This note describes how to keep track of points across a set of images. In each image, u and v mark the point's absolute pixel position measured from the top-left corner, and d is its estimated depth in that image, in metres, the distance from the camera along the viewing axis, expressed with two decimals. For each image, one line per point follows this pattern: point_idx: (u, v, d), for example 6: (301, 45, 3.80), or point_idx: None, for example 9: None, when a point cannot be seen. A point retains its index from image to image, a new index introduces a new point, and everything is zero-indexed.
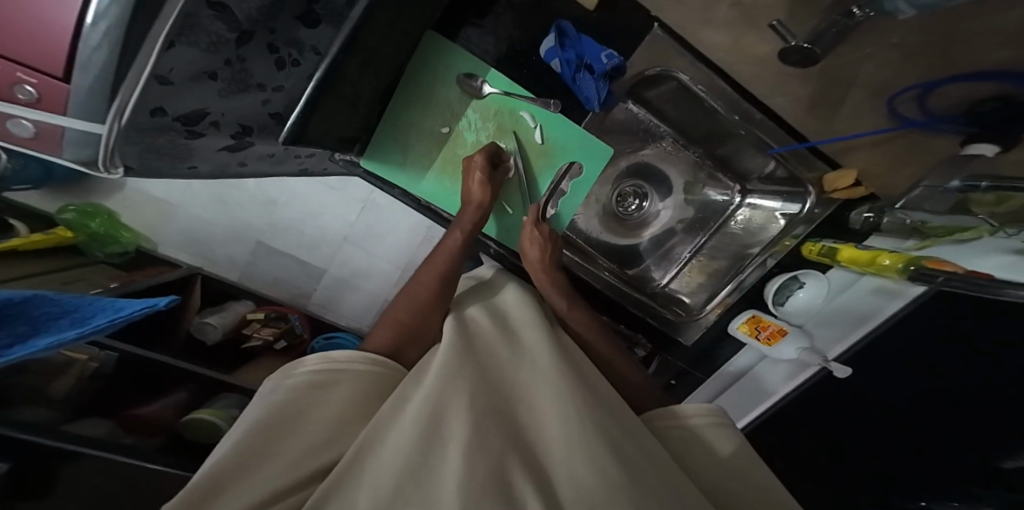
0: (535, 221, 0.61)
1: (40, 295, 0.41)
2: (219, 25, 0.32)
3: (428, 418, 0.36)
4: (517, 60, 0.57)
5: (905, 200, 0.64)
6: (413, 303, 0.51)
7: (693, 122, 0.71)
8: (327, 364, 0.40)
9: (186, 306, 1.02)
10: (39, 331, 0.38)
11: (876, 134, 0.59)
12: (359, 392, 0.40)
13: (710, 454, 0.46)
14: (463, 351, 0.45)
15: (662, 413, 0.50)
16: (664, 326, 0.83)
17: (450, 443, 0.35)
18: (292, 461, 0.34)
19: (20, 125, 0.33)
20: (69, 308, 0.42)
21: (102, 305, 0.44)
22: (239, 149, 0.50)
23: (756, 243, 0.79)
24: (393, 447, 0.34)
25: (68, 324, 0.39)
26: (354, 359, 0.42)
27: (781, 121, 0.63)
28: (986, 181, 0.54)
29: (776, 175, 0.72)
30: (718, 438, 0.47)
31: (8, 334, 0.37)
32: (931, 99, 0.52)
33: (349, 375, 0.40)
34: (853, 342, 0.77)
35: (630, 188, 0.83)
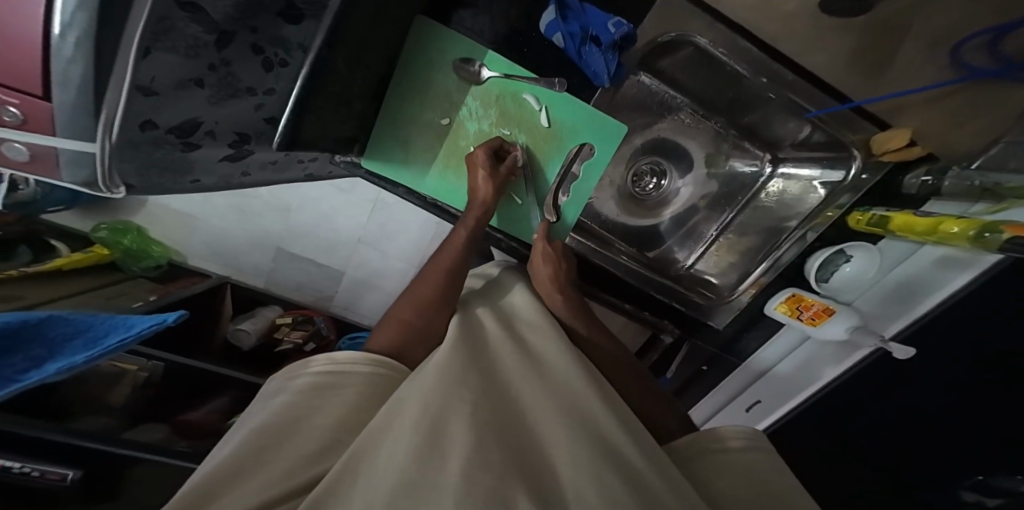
0: (545, 238, 0.59)
1: (56, 314, 0.40)
2: (196, 28, 0.30)
3: (428, 426, 0.34)
4: (516, 39, 0.53)
5: (984, 158, 0.56)
6: (419, 303, 0.50)
7: (715, 89, 0.65)
8: (332, 366, 0.39)
9: (221, 315, 1.07)
10: (54, 355, 0.37)
11: (930, 90, 0.53)
12: (359, 395, 0.38)
13: (734, 476, 0.42)
14: (464, 359, 0.43)
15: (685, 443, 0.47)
16: (692, 310, 0.77)
17: (450, 452, 0.33)
18: (288, 467, 0.32)
19: (17, 149, 0.33)
20: (82, 326, 0.40)
21: (113, 321, 0.42)
22: (240, 158, 0.49)
23: (794, 215, 0.72)
24: (390, 452, 0.32)
25: (81, 346, 0.38)
26: (358, 360, 0.40)
27: (817, 81, 0.57)
28: None
29: (811, 139, 0.66)
30: (748, 462, 0.43)
31: (23, 359, 0.35)
32: (1004, 43, 0.47)
33: (352, 378, 0.39)
34: (915, 317, 0.63)
35: (646, 165, 0.78)
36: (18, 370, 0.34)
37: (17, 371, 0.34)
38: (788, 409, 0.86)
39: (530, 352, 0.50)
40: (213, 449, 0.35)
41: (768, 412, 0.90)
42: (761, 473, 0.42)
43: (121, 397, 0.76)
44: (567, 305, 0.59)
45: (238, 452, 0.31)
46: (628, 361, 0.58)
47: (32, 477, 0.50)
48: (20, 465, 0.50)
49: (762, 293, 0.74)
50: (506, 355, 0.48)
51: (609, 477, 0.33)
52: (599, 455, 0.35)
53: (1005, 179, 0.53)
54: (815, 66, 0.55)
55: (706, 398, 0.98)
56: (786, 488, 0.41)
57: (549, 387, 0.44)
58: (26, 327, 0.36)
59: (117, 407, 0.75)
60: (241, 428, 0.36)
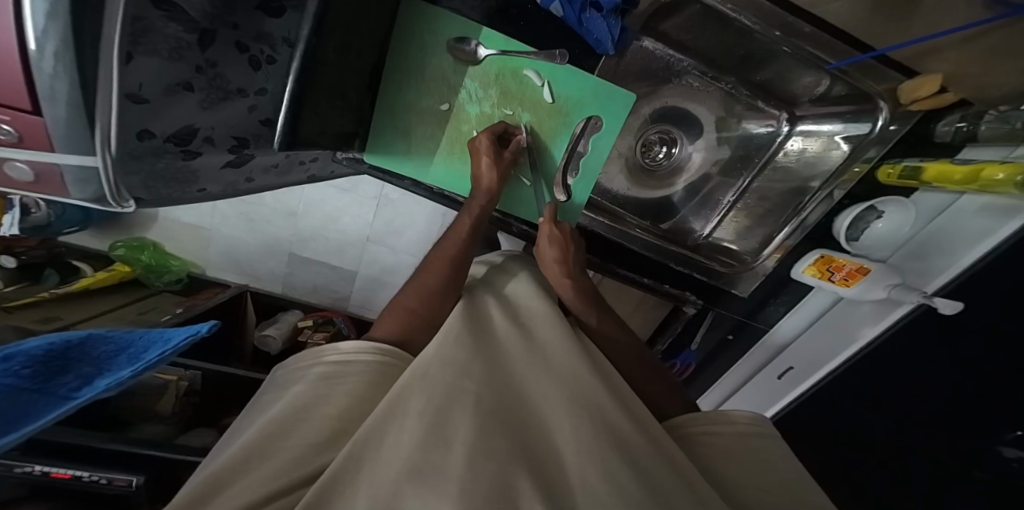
0: (551, 219, 0.55)
1: (94, 335, 0.42)
2: (174, 27, 0.29)
3: (433, 417, 0.33)
4: (509, 12, 0.51)
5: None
6: (426, 292, 0.48)
7: (724, 48, 0.61)
8: (337, 357, 0.37)
9: (245, 322, 1.10)
10: (102, 371, 0.38)
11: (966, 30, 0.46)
12: (364, 384, 0.37)
13: (734, 461, 0.43)
14: (471, 345, 0.42)
15: (681, 421, 0.48)
16: (716, 280, 0.74)
17: (454, 443, 0.31)
18: (298, 457, 0.31)
19: (20, 169, 0.32)
20: (125, 343, 0.43)
21: (153, 335, 0.44)
22: (242, 164, 0.48)
23: (817, 175, 0.68)
24: (395, 447, 0.31)
25: (125, 362, 0.40)
26: (361, 350, 0.39)
27: (836, 31, 0.52)
28: None
29: (831, 93, 0.61)
30: (744, 445, 0.44)
31: (76, 378, 0.37)
32: None
33: (357, 367, 0.37)
34: (958, 270, 0.56)
35: (655, 135, 0.75)
36: (72, 387, 0.36)
37: (73, 388, 0.36)
38: (816, 380, 0.79)
39: (537, 337, 0.48)
40: (224, 445, 0.35)
41: (797, 382, 0.83)
42: (754, 451, 0.43)
43: (169, 405, 0.80)
44: (575, 290, 0.56)
45: (244, 446, 0.31)
46: (640, 348, 0.57)
47: (102, 483, 0.58)
48: (89, 473, 0.58)
49: (787, 256, 0.71)
50: (511, 337, 0.47)
51: (618, 467, 0.32)
52: (606, 446, 0.34)
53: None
54: (832, 15, 0.50)
55: (731, 371, 0.95)
56: (789, 477, 0.41)
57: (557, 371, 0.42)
58: (72, 349, 0.40)
59: (168, 415, 0.80)
60: (254, 419, 0.36)
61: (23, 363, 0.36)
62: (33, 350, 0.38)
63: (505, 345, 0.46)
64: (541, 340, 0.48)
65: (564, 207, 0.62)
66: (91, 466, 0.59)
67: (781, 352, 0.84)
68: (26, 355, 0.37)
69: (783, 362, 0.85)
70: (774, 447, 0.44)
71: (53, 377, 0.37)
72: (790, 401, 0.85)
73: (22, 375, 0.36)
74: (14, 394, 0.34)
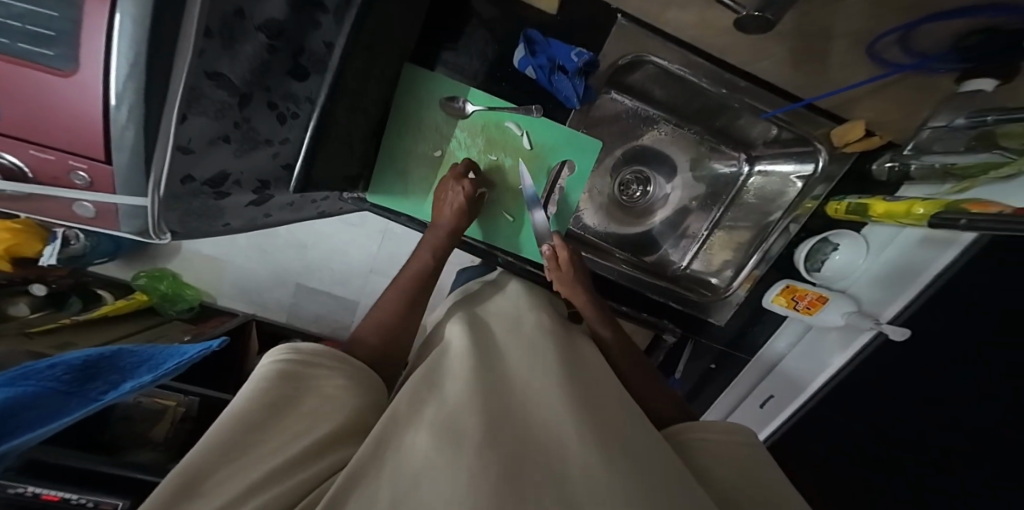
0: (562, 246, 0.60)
1: (122, 350, 0.49)
2: (221, 92, 0.37)
3: (443, 421, 0.36)
4: (493, 74, 0.60)
5: (915, 142, 0.58)
6: (389, 321, 0.54)
7: (683, 99, 0.69)
8: (300, 357, 0.41)
9: (248, 351, 1.13)
10: (126, 378, 0.44)
11: (869, 83, 0.54)
12: (332, 386, 0.41)
13: (724, 461, 0.45)
14: (475, 361, 0.46)
15: (676, 428, 0.50)
16: (691, 308, 0.77)
17: (463, 439, 0.33)
18: (274, 451, 0.33)
19: (85, 207, 0.39)
20: (146, 357, 0.49)
21: (171, 352, 0.51)
22: (262, 202, 0.56)
23: (777, 208, 0.73)
24: (408, 451, 0.33)
25: (145, 370, 0.46)
26: (322, 354, 0.42)
27: (771, 84, 0.59)
28: (993, 114, 0.49)
29: (782, 137, 0.67)
30: (734, 452, 0.46)
31: (104, 383, 0.43)
32: (914, 41, 0.48)
33: (320, 371, 0.41)
34: (909, 298, 0.61)
35: (630, 175, 0.82)
36: (100, 391, 0.42)
37: (101, 391, 0.42)
38: (798, 406, 0.82)
39: (535, 343, 0.52)
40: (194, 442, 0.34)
41: (778, 410, 0.86)
42: (744, 459, 0.45)
43: (163, 430, 0.84)
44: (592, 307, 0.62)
45: (232, 427, 0.33)
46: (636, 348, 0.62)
47: (88, 506, 0.62)
48: (76, 496, 0.61)
49: (757, 285, 0.75)
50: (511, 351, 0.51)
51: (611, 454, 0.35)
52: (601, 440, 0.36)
53: (954, 159, 0.54)
54: (764, 72, 0.57)
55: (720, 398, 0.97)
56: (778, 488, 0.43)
57: (555, 374, 0.45)
58: (103, 359, 0.46)
59: (159, 442, 0.82)
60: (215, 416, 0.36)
61: (65, 369, 0.42)
62: (71, 360, 0.43)
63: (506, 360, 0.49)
64: (541, 348, 0.51)
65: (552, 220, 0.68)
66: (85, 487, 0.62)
67: (761, 380, 0.88)
68: (66, 363, 0.43)
69: (766, 390, 0.87)
70: (764, 464, 0.45)
71: (86, 382, 0.42)
72: (777, 426, 0.87)
73: (61, 379, 0.41)
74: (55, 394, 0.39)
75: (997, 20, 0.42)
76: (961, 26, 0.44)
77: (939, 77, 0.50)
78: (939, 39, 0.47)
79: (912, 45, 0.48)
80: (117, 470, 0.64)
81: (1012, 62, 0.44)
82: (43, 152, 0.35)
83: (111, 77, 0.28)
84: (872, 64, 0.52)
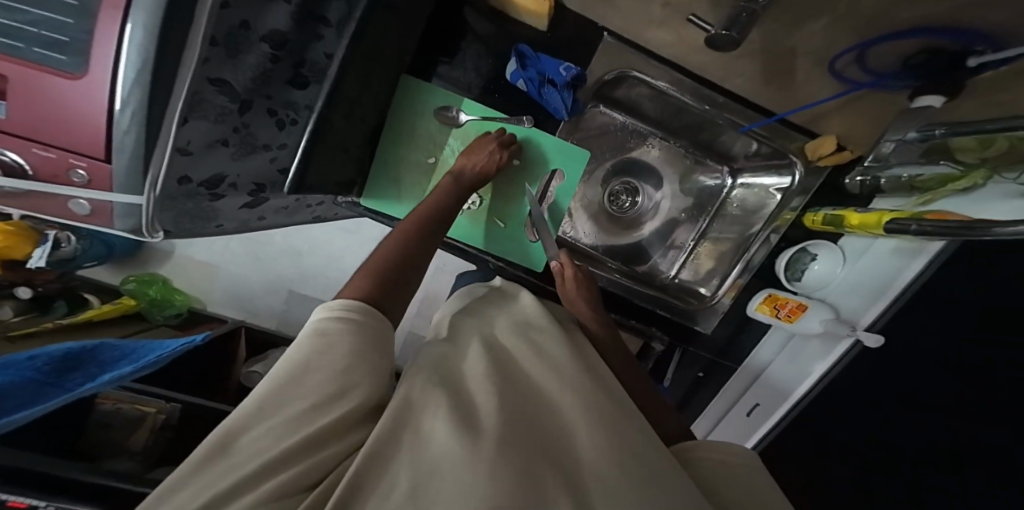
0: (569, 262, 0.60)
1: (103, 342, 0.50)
2: (222, 98, 0.39)
3: (458, 411, 0.29)
4: (485, 86, 0.63)
5: (876, 155, 0.61)
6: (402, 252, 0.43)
7: (669, 114, 0.72)
8: (345, 315, 0.32)
9: (235, 358, 1.12)
10: (107, 368, 0.46)
11: (837, 98, 0.59)
12: (373, 349, 0.31)
13: (737, 482, 0.35)
14: (494, 360, 0.39)
15: (681, 444, 0.41)
16: (678, 315, 0.78)
17: (482, 437, 0.27)
18: (286, 428, 0.25)
19: (82, 205, 0.40)
20: (126, 350, 0.51)
21: (150, 346, 0.52)
22: (257, 205, 0.57)
23: (757, 220, 0.75)
24: (412, 449, 0.26)
25: (126, 361, 0.48)
26: (370, 313, 0.33)
27: (746, 101, 0.63)
28: (941, 129, 0.53)
29: (762, 151, 0.70)
30: (745, 472, 0.36)
31: (83, 374, 0.44)
32: (870, 59, 0.53)
33: (365, 330, 0.32)
34: (888, 303, 0.64)
35: (619, 186, 0.84)
36: (79, 382, 0.42)
37: (79, 382, 0.42)
38: (784, 412, 0.82)
39: (547, 336, 0.45)
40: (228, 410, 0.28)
41: (763, 418, 0.86)
42: (755, 481, 0.36)
43: (142, 439, 0.81)
44: (590, 308, 0.59)
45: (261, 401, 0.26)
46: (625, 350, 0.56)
47: None
48: (45, 503, 0.54)
49: (741, 294, 0.76)
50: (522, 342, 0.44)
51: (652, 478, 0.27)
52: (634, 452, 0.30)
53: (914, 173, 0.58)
54: (737, 88, 0.61)
55: (708, 407, 0.92)
56: None
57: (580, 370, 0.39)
58: (85, 352, 0.47)
59: (138, 450, 0.78)
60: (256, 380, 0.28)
61: (45, 360, 0.42)
62: (53, 352, 0.44)
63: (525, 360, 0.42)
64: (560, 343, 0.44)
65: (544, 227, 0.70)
66: (45, 492, 0.55)
67: (746, 389, 0.86)
68: (47, 355, 0.43)
69: (751, 398, 0.86)
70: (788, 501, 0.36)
71: (65, 372, 0.43)
72: (765, 433, 0.86)
73: (41, 370, 0.41)
74: (34, 384, 0.39)
75: (938, 42, 0.48)
76: (908, 48, 0.50)
77: (896, 92, 0.56)
78: (889, 59, 0.53)
79: (868, 63, 0.54)
80: (88, 477, 0.57)
81: (955, 81, 0.50)
82: (46, 150, 0.35)
83: (118, 81, 0.29)
84: (836, 81, 0.57)
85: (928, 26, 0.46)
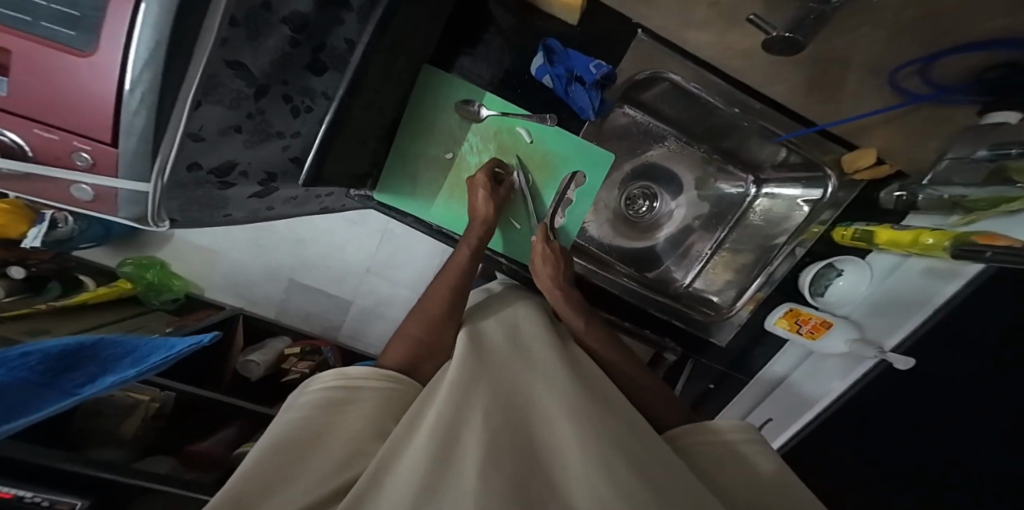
0: (545, 238, 0.61)
1: (104, 338, 0.47)
2: (239, 82, 0.36)
3: (444, 429, 0.36)
4: (510, 81, 0.60)
5: (933, 174, 0.59)
6: (429, 321, 0.54)
7: (694, 119, 0.70)
8: (343, 380, 0.42)
9: (233, 346, 1.09)
10: (107, 370, 0.43)
11: (890, 111, 0.54)
12: (374, 408, 0.42)
13: (720, 466, 0.45)
14: (473, 370, 0.45)
15: (673, 432, 0.51)
16: (692, 326, 0.77)
17: (463, 458, 0.34)
18: (319, 473, 0.35)
19: (84, 190, 0.37)
20: (130, 348, 0.48)
21: (157, 343, 0.50)
22: (266, 195, 0.55)
23: (783, 232, 0.73)
24: (412, 460, 0.34)
25: (129, 363, 0.45)
26: (367, 377, 0.43)
27: (783, 108, 0.61)
28: (1016, 147, 0.48)
29: (789, 161, 0.68)
30: (734, 452, 0.46)
31: (82, 374, 0.42)
32: (937, 71, 0.48)
33: (363, 394, 0.42)
34: (911, 329, 0.62)
35: (637, 190, 0.83)
36: (76, 384, 0.40)
37: (77, 384, 0.40)
38: (794, 432, 0.84)
39: (534, 356, 0.52)
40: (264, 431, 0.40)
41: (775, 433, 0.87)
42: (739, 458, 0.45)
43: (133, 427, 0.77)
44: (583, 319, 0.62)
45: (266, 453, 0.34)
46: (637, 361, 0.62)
47: (42, 506, 0.52)
48: (32, 494, 0.51)
49: (759, 307, 0.75)
50: (514, 359, 0.51)
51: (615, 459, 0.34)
52: (601, 448, 0.36)
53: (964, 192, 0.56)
54: (778, 95, 0.58)
55: None
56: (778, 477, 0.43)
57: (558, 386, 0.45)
58: (87, 348, 0.44)
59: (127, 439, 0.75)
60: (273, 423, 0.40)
61: (38, 357, 0.40)
62: (48, 349, 0.41)
63: (510, 370, 0.49)
64: (539, 362, 0.51)
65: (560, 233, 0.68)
66: (38, 484, 0.52)
67: (757, 405, 0.89)
68: (44, 352, 0.41)
69: (762, 414, 0.89)
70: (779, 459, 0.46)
71: (62, 372, 0.41)
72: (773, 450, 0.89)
73: (35, 368, 0.38)
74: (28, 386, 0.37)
75: (1016, 53, 0.43)
76: (976, 59, 0.45)
77: (963, 107, 0.50)
78: (959, 72, 0.48)
79: (934, 75, 0.49)
80: (79, 468, 0.54)
81: None
82: (48, 131, 0.33)
83: (129, 58, 0.27)
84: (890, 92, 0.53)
85: (1007, 38, 0.42)
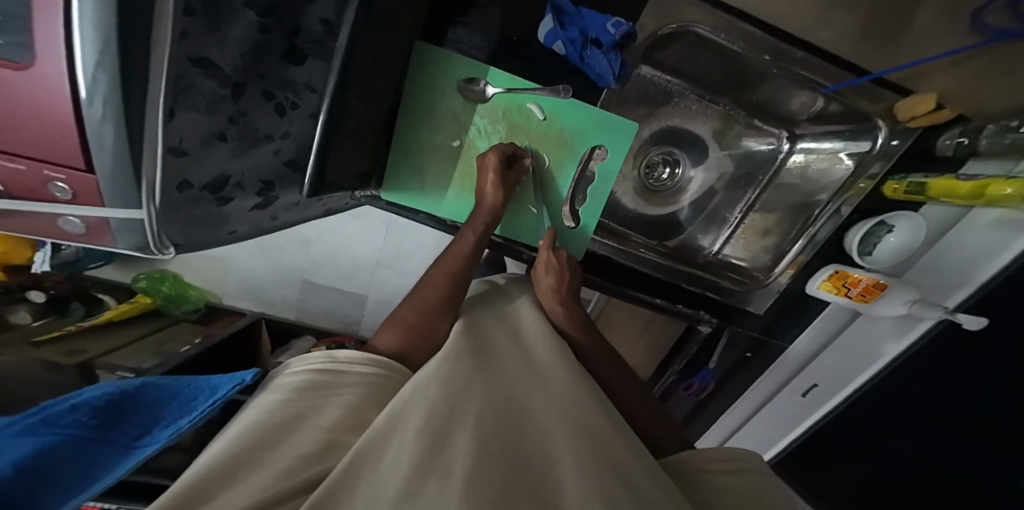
0: (550, 246, 0.57)
1: (145, 384, 0.43)
2: (211, 82, 0.32)
3: (433, 435, 0.32)
4: (514, 51, 0.54)
5: None
6: (427, 311, 0.50)
7: (719, 73, 0.63)
8: (328, 364, 0.39)
9: (260, 350, 1.11)
10: (156, 422, 0.40)
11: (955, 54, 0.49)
12: (357, 396, 0.38)
13: (723, 491, 0.41)
14: (469, 365, 0.42)
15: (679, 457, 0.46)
16: (728, 298, 0.74)
17: (452, 465, 0.30)
18: (287, 462, 0.31)
19: (73, 222, 0.35)
20: (172, 390, 0.44)
21: (200, 382, 0.46)
22: (268, 205, 0.51)
23: (824, 188, 0.67)
24: (391, 469, 0.30)
25: (177, 411, 0.42)
26: (355, 361, 0.41)
27: (827, 56, 0.54)
28: None
29: (828, 110, 0.61)
30: (741, 482, 0.42)
31: (135, 426, 0.39)
32: None
33: (349, 379, 0.39)
34: (979, 284, 0.57)
35: (658, 156, 0.76)
36: (133, 436, 0.38)
37: (134, 437, 0.38)
38: (843, 396, 0.80)
39: (534, 358, 0.49)
40: (235, 418, 0.37)
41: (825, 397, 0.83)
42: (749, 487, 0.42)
43: None
44: (567, 314, 0.57)
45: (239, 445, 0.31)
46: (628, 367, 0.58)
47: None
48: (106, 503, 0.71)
49: (801, 273, 0.71)
50: (512, 360, 0.47)
51: (609, 480, 0.32)
52: (601, 471, 0.33)
53: None
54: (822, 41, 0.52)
55: (756, 387, 0.91)
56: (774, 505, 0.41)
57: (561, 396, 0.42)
58: (128, 397, 0.40)
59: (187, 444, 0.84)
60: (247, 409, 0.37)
61: (88, 412, 0.36)
62: (95, 398, 0.37)
63: (506, 371, 0.46)
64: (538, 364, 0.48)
65: (575, 233, 0.64)
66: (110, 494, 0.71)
67: (801, 369, 0.84)
68: (89, 404, 0.37)
69: (807, 379, 0.84)
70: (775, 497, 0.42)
71: (115, 426, 0.38)
72: (820, 416, 0.85)
73: (86, 426, 0.35)
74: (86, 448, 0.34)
75: None
76: None
77: None
78: None
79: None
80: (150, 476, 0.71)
81: None
82: (14, 161, 0.31)
83: (77, 66, 0.22)
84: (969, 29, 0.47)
85: None
